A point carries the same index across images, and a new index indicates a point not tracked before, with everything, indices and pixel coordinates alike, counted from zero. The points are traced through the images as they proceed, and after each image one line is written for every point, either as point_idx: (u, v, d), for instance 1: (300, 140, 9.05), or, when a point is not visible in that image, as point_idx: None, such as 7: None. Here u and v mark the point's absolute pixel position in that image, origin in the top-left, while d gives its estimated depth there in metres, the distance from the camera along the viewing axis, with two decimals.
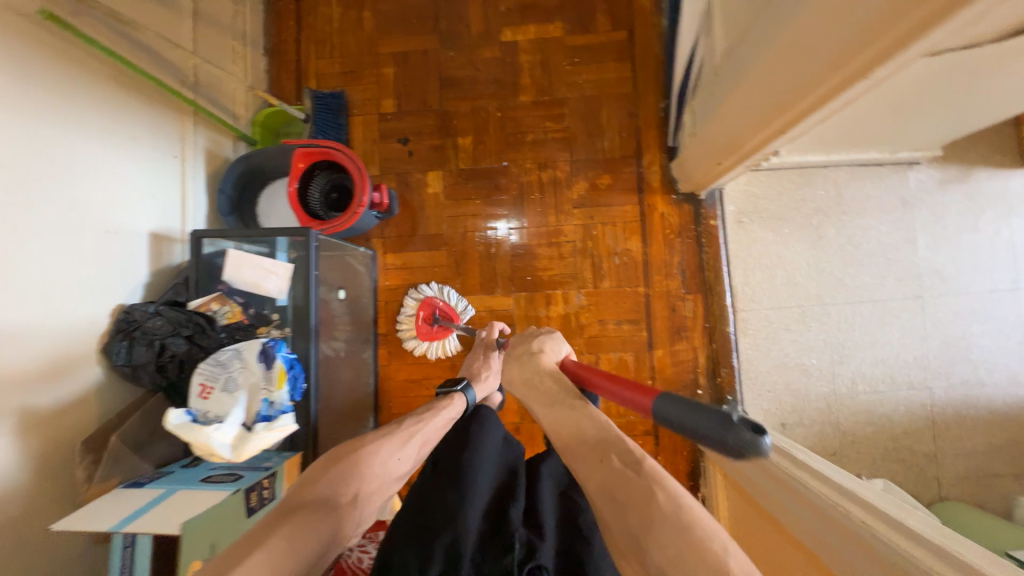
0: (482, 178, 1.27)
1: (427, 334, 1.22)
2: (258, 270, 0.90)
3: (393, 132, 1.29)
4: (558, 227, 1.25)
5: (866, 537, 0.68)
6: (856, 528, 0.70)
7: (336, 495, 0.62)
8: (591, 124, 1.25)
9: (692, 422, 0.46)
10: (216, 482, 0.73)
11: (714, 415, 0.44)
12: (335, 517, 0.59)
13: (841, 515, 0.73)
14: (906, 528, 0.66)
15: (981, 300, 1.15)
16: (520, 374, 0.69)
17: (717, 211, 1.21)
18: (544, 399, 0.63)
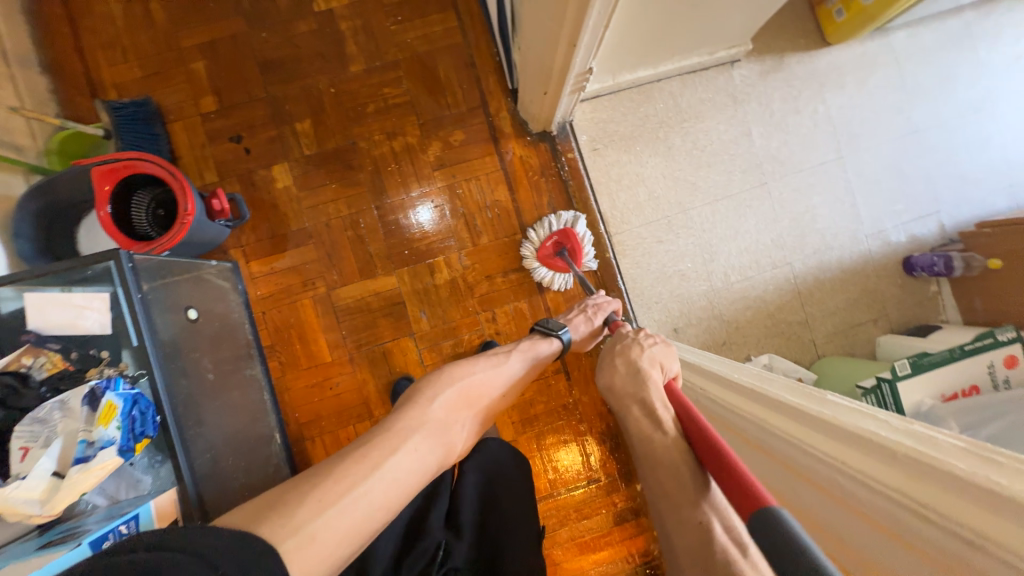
0: (332, 160, 1.20)
1: (548, 261, 1.20)
2: (68, 308, 0.80)
3: (221, 131, 1.18)
4: (424, 194, 1.22)
5: (791, 451, 0.57)
6: (781, 440, 0.59)
7: (445, 422, 0.78)
8: (431, 81, 1.21)
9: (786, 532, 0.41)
10: (56, 546, 0.67)
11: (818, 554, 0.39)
12: (438, 438, 0.76)
13: (764, 429, 0.62)
14: (819, 421, 0.54)
15: (814, 174, 1.27)
16: (622, 384, 0.82)
17: (572, 143, 1.23)
18: (643, 421, 0.74)
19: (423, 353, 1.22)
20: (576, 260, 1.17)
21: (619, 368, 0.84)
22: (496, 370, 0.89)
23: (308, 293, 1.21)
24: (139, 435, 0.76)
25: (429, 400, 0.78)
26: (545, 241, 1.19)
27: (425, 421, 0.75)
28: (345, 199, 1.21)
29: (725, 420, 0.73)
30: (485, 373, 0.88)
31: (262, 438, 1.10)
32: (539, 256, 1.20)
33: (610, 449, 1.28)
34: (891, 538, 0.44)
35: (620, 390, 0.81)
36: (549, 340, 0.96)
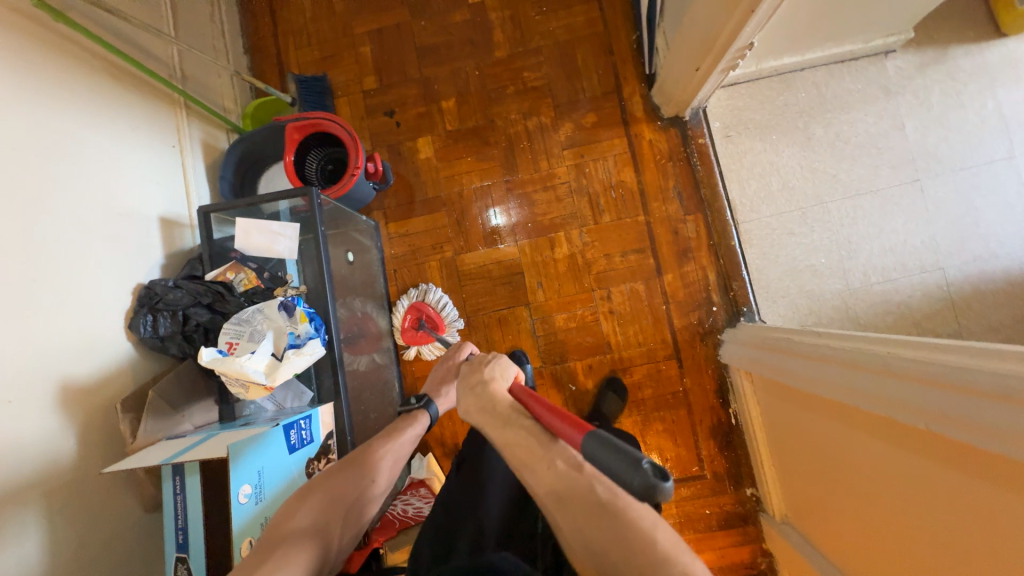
0: (470, 136, 1.29)
1: (410, 339, 1.23)
2: (267, 234, 0.93)
3: (378, 106, 1.32)
4: (551, 171, 1.27)
5: (881, 361, 0.71)
6: (873, 357, 0.73)
7: (319, 513, 0.67)
8: (568, 67, 1.28)
9: (615, 466, 0.47)
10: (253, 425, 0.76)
11: (629, 457, 0.46)
12: (314, 539, 0.64)
13: (856, 353, 0.77)
14: (922, 344, 0.67)
15: (979, 174, 1.16)
16: (475, 405, 0.67)
17: (704, 129, 1.23)
18: (497, 425, 0.63)
19: (536, 324, 1.25)
20: (435, 331, 1.21)
21: (479, 403, 0.67)
22: (356, 467, 0.73)
23: (436, 256, 1.29)
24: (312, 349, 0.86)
25: (289, 511, 0.66)
26: (403, 322, 1.23)
27: (287, 528, 0.63)
28: (478, 172, 1.29)
29: (820, 359, 0.85)
30: (354, 456, 0.75)
31: (385, 382, 1.18)
32: (403, 336, 1.24)
33: (721, 447, 1.21)
34: (933, 388, 0.61)
35: (475, 409, 0.67)
36: (416, 411, 0.86)
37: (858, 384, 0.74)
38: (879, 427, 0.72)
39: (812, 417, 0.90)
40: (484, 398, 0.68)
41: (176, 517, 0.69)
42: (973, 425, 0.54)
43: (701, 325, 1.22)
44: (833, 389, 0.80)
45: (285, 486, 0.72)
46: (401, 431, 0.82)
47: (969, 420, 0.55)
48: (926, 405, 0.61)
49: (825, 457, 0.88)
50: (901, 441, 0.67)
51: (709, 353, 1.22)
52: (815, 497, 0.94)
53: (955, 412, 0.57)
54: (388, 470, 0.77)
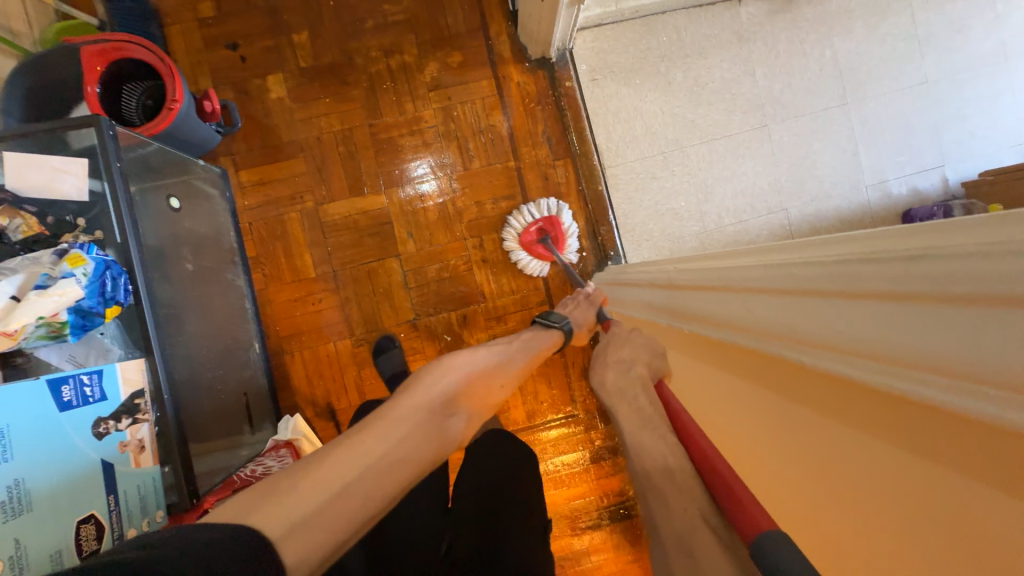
0: (328, 74, 1.19)
1: (530, 248, 1.20)
2: (43, 169, 0.78)
3: (218, 38, 1.17)
4: (417, 115, 1.20)
5: (753, 277, 0.55)
6: (745, 274, 0.56)
7: (452, 402, 0.66)
8: (432, 1, 1.20)
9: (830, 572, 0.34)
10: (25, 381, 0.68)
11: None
12: (436, 430, 0.61)
13: (730, 274, 0.61)
14: (799, 247, 0.50)
15: (817, 120, 1.24)
16: (614, 381, 0.69)
17: (571, 71, 1.21)
18: (636, 421, 0.60)
19: (408, 275, 1.22)
20: (558, 249, 1.19)
21: (641, 399, 0.63)
22: (495, 351, 0.79)
23: (296, 207, 1.20)
24: (109, 300, 0.76)
25: (427, 385, 0.66)
26: (532, 226, 1.19)
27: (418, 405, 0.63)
28: (339, 114, 1.19)
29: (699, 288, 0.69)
30: (494, 361, 0.78)
31: (240, 342, 1.10)
32: (521, 244, 1.19)
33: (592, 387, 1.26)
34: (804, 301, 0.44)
35: (612, 387, 0.68)
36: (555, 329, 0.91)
37: (751, 314, 0.54)
38: (780, 374, 0.52)
39: (708, 366, 0.71)
40: (635, 371, 0.68)
41: None
42: (912, 351, 0.33)
43: (572, 270, 1.24)
44: (726, 325, 0.60)
45: (52, 448, 0.65)
46: (540, 342, 0.88)
47: (905, 343, 0.33)
48: (827, 331, 0.41)
49: (712, 414, 0.73)
50: (765, 374, 0.55)
51: None
52: None
53: (873, 337, 0.36)
54: (515, 364, 0.81)
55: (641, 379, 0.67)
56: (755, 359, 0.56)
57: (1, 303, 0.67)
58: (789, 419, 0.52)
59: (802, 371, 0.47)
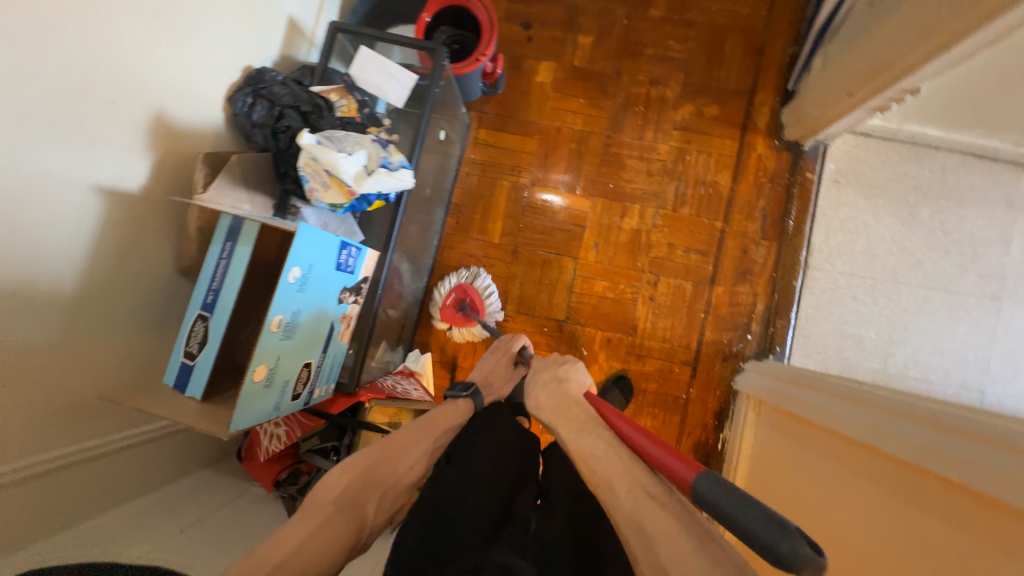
0: (592, 79, 1.27)
1: (450, 319, 1.21)
2: (382, 73, 0.92)
3: (517, 15, 1.30)
4: (651, 144, 1.25)
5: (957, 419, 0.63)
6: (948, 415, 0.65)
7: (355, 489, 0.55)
8: (714, 52, 1.25)
9: (733, 508, 0.44)
10: None
11: (766, 512, 0.42)
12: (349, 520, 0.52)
13: (928, 409, 0.69)
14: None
15: None
16: (547, 399, 0.71)
17: (817, 165, 1.20)
18: (573, 427, 0.63)
19: (576, 279, 1.25)
20: (476, 312, 1.20)
21: (574, 410, 0.67)
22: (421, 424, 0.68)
23: (510, 178, 1.28)
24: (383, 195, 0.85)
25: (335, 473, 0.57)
26: (445, 299, 1.22)
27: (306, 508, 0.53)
28: (584, 116, 1.27)
29: (879, 401, 0.78)
30: (409, 434, 0.65)
31: (418, 270, 1.20)
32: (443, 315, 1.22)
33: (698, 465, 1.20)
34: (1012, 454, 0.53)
35: (547, 408, 0.70)
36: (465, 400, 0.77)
37: (939, 445, 0.62)
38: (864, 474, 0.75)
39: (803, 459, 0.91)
40: (558, 386, 0.72)
41: (212, 279, 0.70)
42: (967, 462, 0.57)
43: (729, 346, 1.21)
44: (899, 441, 0.68)
45: (320, 296, 0.71)
46: (437, 417, 0.71)
47: (962, 458, 0.58)
48: None
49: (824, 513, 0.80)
50: (921, 499, 0.63)
51: (724, 374, 1.21)
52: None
53: None
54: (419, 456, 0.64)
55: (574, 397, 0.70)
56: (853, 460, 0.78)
57: (355, 162, 0.67)
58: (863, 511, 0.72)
59: (940, 496, 0.60)
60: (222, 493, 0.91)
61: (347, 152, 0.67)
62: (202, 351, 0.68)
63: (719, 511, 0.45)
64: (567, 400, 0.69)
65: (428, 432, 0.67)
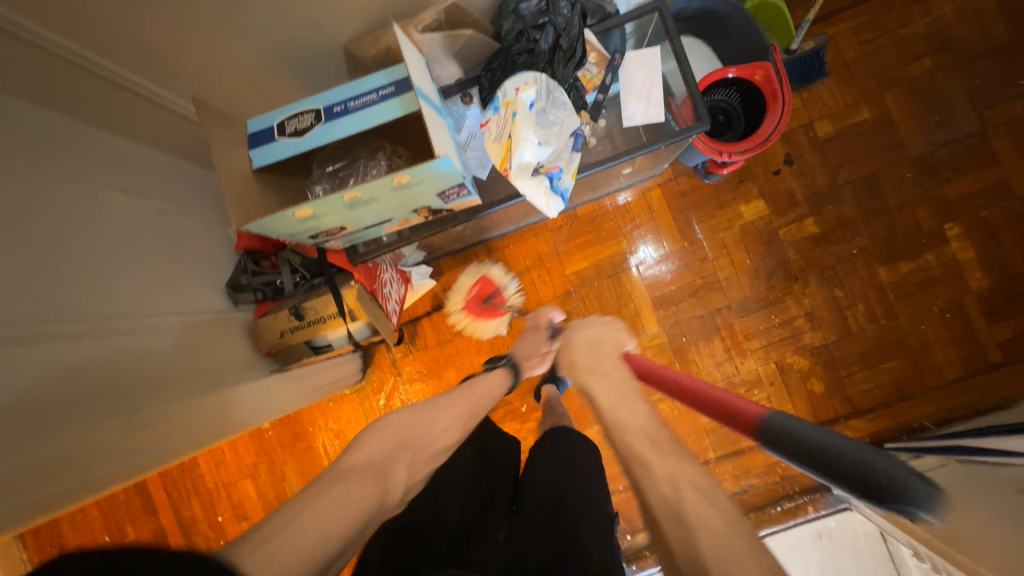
0: (773, 255, 1.16)
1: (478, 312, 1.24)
2: (643, 87, 0.84)
3: (793, 144, 1.15)
4: (745, 350, 1.16)
5: None
6: None
7: (387, 454, 0.61)
8: (873, 353, 1.13)
9: (820, 440, 0.48)
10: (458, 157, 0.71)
11: (853, 443, 0.47)
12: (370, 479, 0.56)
13: None
14: None
15: None
16: (582, 359, 0.81)
17: (823, 510, 1.12)
18: (605, 384, 0.72)
19: None
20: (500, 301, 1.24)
21: (609, 373, 0.74)
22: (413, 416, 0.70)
23: (631, 244, 1.20)
24: None
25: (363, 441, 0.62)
26: (471, 291, 1.25)
27: (345, 464, 0.57)
28: (732, 273, 1.17)
29: None
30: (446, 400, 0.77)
31: (493, 225, 1.16)
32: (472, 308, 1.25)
33: None
34: None
35: (581, 367, 0.79)
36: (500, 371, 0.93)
37: None
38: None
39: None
40: (603, 345, 0.83)
41: (352, 95, 0.67)
42: None
43: None
44: None
45: (402, 203, 0.68)
46: (476, 391, 0.83)
47: None
48: None
49: None
50: None
51: None
52: None
53: None
54: (445, 428, 0.73)
55: (609, 356, 0.79)
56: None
57: (541, 149, 0.64)
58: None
59: None
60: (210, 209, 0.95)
61: (539, 140, 0.63)
62: (290, 138, 0.67)
63: (808, 451, 0.48)
64: (600, 362, 0.77)
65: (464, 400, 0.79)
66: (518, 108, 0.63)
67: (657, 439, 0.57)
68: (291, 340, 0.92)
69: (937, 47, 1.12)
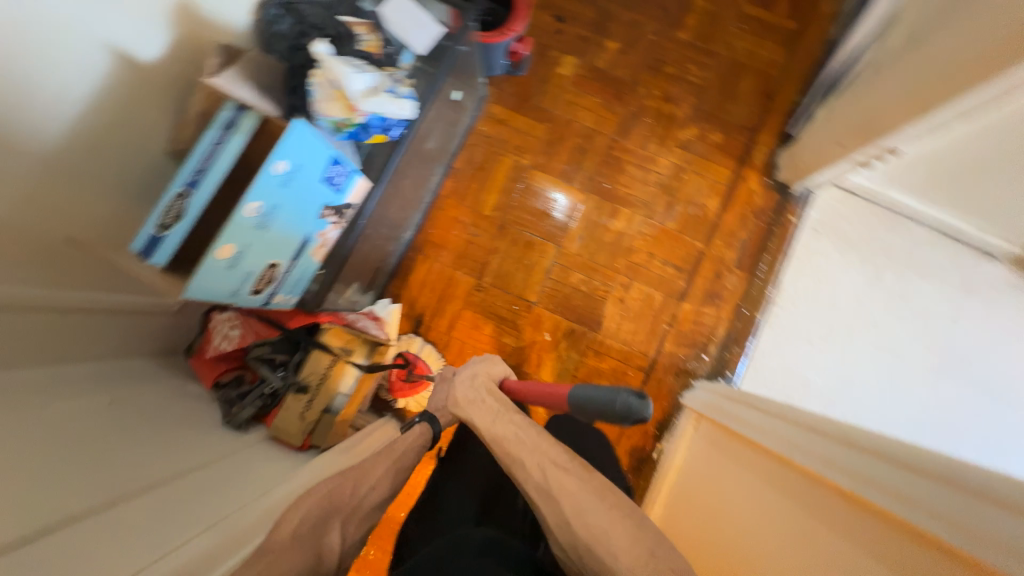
0: (609, 83, 1.32)
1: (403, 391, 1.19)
2: (410, 19, 0.95)
3: (554, 7, 1.35)
4: (653, 157, 1.30)
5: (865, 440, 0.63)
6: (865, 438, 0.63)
7: (316, 522, 0.59)
8: (728, 86, 1.31)
9: (602, 395, 0.61)
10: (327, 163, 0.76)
11: (608, 388, 0.61)
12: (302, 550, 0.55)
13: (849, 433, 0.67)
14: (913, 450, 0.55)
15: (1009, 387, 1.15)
16: (463, 394, 0.80)
17: (801, 210, 1.26)
18: (489, 414, 0.73)
19: (555, 266, 1.28)
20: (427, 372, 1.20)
21: (487, 400, 0.77)
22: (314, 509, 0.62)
23: (513, 156, 1.32)
24: (385, 130, 0.86)
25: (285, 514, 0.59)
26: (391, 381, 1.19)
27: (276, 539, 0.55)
28: (595, 116, 1.32)
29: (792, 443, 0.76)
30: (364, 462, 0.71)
31: (404, 222, 1.21)
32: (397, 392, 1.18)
33: (630, 467, 1.23)
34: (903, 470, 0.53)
35: (462, 402, 0.78)
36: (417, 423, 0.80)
37: (844, 460, 0.63)
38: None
39: (765, 496, 0.77)
40: (480, 379, 0.82)
41: (200, 159, 0.72)
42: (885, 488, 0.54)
43: (683, 362, 1.25)
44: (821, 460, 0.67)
45: (300, 203, 0.73)
46: (395, 444, 0.76)
47: (882, 485, 0.55)
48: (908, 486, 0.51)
49: (729, 509, 0.85)
50: (816, 509, 0.65)
51: (673, 388, 1.24)
52: (684, 532, 0.95)
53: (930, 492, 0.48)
54: (376, 477, 0.69)
55: (485, 385, 0.80)
56: (871, 540, 0.54)
57: (357, 79, 0.70)
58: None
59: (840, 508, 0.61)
60: (163, 379, 0.91)
61: (357, 68, 0.70)
62: (174, 224, 0.70)
63: (596, 402, 0.62)
64: (479, 392, 0.78)
65: (387, 457, 0.73)
66: (320, 73, 0.71)
67: (534, 445, 0.66)
68: (314, 414, 0.89)
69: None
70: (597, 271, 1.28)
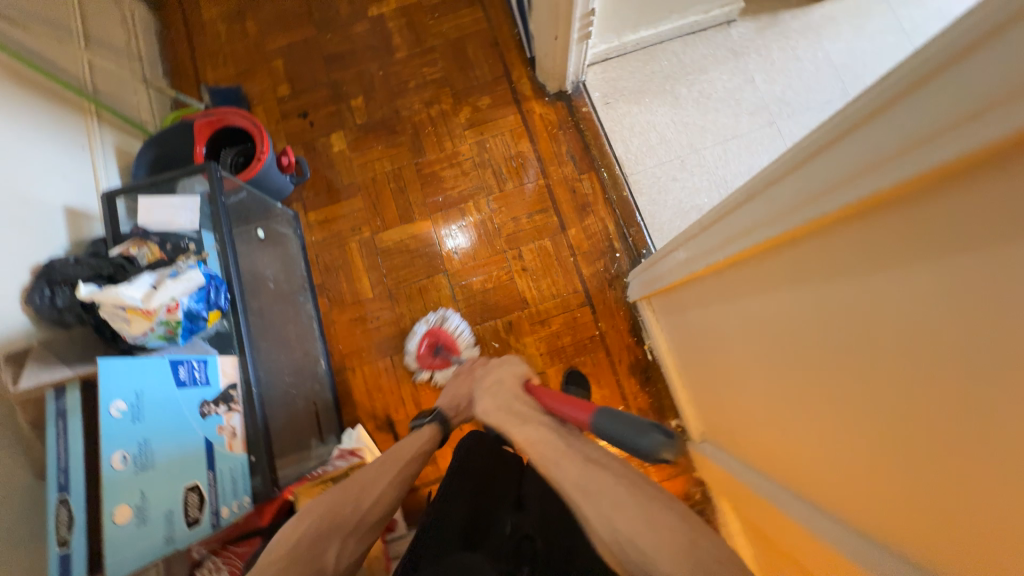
0: (378, 128, 1.41)
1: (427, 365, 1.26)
2: (167, 209, 0.99)
3: (292, 110, 1.43)
4: (455, 150, 1.38)
5: (778, 166, 0.54)
6: (773, 166, 0.55)
7: (321, 537, 0.67)
8: (462, 61, 1.43)
9: (628, 429, 0.63)
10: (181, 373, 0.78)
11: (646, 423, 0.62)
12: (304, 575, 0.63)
13: (756, 181, 0.58)
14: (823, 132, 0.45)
15: (821, 92, 1.31)
16: (493, 403, 0.85)
17: (586, 99, 1.38)
18: (514, 421, 0.77)
19: (455, 289, 1.31)
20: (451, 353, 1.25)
21: (517, 406, 0.81)
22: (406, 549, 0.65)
23: (354, 238, 1.36)
24: (215, 306, 0.87)
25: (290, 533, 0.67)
26: (419, 348, 1.26)
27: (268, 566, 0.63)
28: (388, 158, 1.39)
29: (730, 237, 0.67)
30: (379, 475, 0.77)
31: (309, 356, 1.21)
32: (421, 364, 1.26)
33: (641, 381, 1.25)
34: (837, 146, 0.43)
35: (491, 413, 0.83)
36: (428, 425, 0.91)
37: (775, 201, 0.54)
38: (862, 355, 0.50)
39: (743, 306, 0.73)
40: (506, 386, 0.87)
41: (57, 463, 0.69)
42: (838, 184, 0.43)
43: (608, 271, 1.30)
44: (761, 227, 0.58)
45: (171, 422, 0.75)
46: (401, 448, 0.84)
47: (829, 184, 0.45)
48: (859, 157, 0.40)
49: (723, 345, 0.85)
50: (791, 275, 0.59)
51: (618, 295, 1.29)
52: (718, 392, 0.96)
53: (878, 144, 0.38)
54: (383, 489, 0.76)
55: (516, 390, 0.86)
56: (848, 250, 0.47)
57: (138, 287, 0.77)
58: (850, 402, 0.54)
59: (816, 244, 0.52)
60: None
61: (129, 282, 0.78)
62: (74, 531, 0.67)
63: (622, 436, 0.63)
64: (508, 401, 0.83)
65: (390, 464, 0.80)
66: (103, 305, 0.77)
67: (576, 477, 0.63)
68: None
69: (236, 3, 1.50)
70: (491, 263, 1.32)
